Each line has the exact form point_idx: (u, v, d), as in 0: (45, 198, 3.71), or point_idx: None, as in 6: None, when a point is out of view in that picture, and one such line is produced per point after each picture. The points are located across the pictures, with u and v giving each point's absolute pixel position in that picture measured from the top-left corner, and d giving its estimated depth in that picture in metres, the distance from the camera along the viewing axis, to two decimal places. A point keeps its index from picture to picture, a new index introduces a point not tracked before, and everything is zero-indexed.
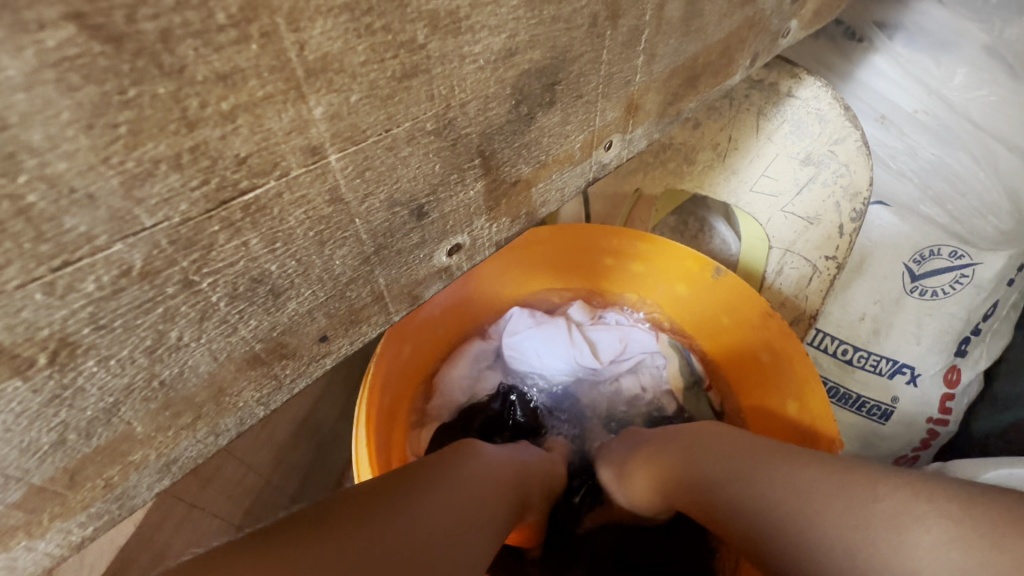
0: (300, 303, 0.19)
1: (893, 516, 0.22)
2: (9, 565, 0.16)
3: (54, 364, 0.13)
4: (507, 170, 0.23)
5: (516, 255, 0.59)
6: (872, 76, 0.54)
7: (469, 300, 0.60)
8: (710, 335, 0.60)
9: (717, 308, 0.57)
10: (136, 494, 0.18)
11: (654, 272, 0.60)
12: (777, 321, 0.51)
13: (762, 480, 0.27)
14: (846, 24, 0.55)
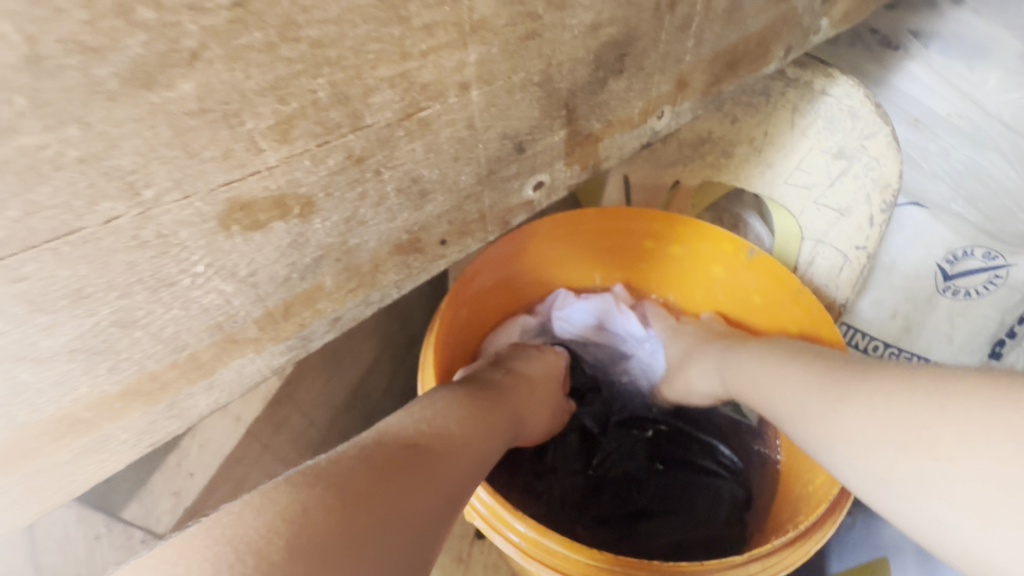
0: (435, 207, 0.25)
1: (900, 414, 0.23)
2: (239, 372, 0.23)
3: (300, 215, 0.20)
4: (583, 124, 0.30)
5: (563, 234, 0.65)
6: (908, 82, 0.59)
7: (520, 273, 0.67)
8: (744, 312, 0.65)
9: (751, 287, 0.63)
10: (313, 338, 0.25)
11: (692, 253, 0.65)
12: (807, 297, 0.57)
13: (791, 393, 0.30)
14: (882, 33, 0.59)
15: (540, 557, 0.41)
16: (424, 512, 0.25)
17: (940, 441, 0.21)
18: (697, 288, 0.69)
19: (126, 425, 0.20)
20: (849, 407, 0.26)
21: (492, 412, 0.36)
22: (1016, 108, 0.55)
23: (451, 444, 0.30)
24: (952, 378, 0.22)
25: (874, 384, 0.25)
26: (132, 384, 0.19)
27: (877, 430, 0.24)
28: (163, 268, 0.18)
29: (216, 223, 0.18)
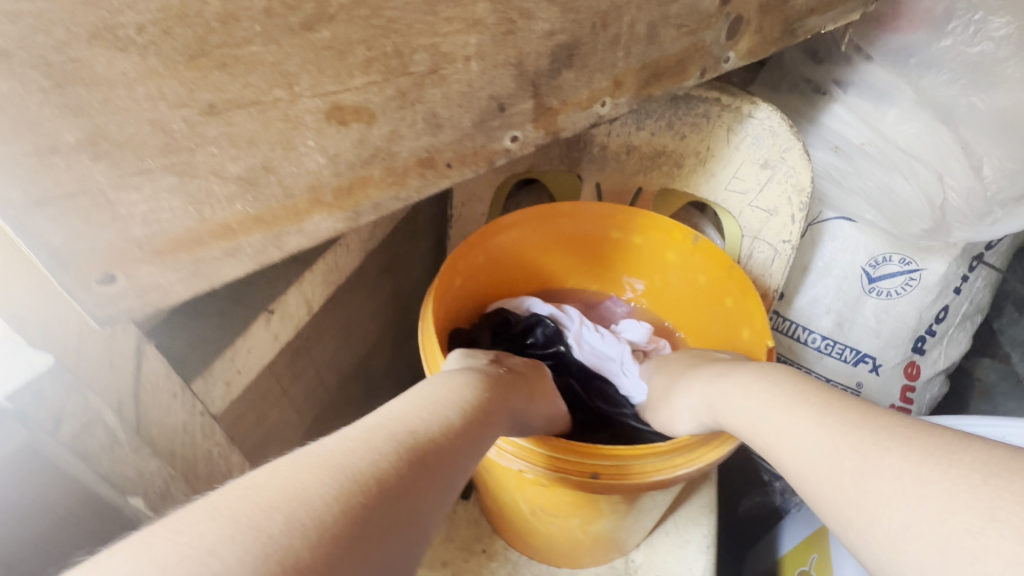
0: (445, 137, 0.39)
1: (899, 463, 0.32)
2: (317, 225, 0.36)
3: (366, 122, 0.34)
4: (546, 99, 0.44)
5: (542, 220, 0.79)
6: (834, 120, 0.88)
7: (506, 251, 0.81)
8: (692, 289, 0.79)
9: (695, 266, 0.77)
10: (362, 215, 0.38)
11: (648, 238, 0.79)
12: (735, 270, 0.70)
13: (802, 437, 0.40)
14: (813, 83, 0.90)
15: (513, 450, 0.55)
16: (421, 497, 0.33)
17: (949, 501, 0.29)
18: (655, 272, 0.83)
19: (252, 241, 0.33)
20: (874, 467, 0.33)
21: (474, 423, 0.44)
22: (906, 136, 0.82)
23: (438, 457, 0.37)
24: (965, 458, 0.30)
25: (893, 443, 0.34)
26: (262, 212, 0.33)
27: (899, 497, 0.31)
28: (292, 136, 0.31)
29: (324, 115, 0.32)
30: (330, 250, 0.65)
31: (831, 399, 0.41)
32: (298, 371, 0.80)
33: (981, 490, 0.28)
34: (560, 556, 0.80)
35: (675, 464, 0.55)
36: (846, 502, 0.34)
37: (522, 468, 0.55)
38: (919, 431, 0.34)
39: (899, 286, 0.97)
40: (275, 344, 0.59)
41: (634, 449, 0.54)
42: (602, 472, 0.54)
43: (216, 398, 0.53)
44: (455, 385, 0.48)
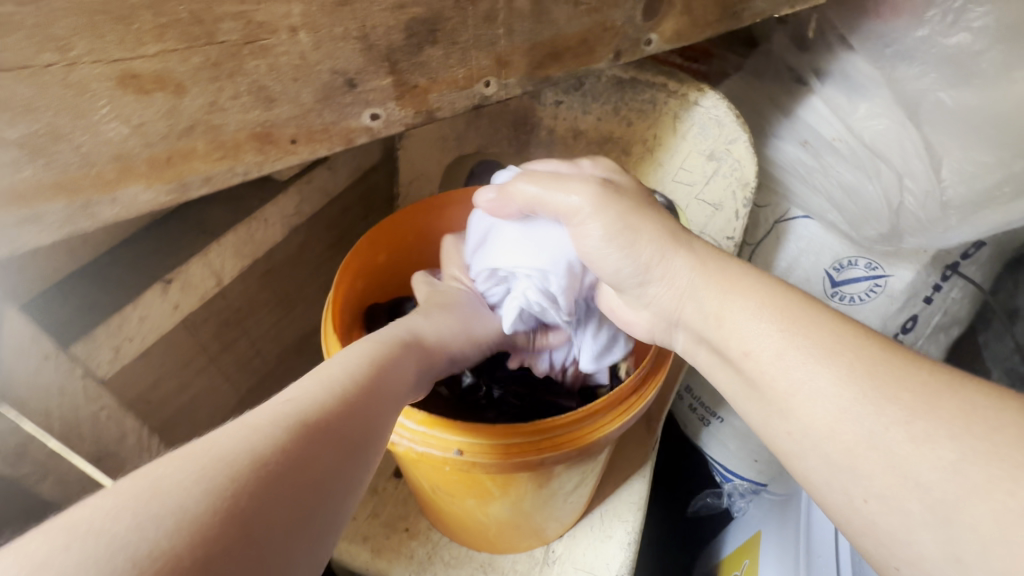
0: (281, 111, 0.38)
1: (919, 432, 0.31)
2: (134, 197, 0.35)
3: (173, 91, 0.33)
4: (408, 76, 0.43)
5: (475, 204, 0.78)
6: (807, 112, 0.83)
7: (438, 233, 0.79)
8: None
9: None
10: (191, 188, 0.37)
11: None
12: None
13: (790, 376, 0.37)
14: (795, 72, 0.85)
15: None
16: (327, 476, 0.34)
17: (951, 460, 0.29)
18: None
19: (53, 210, 0.33)
20: (880, 414, 0.32)
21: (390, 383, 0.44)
22: (872, 132, 0.77)
23: (351, 426, 0.37)
24: (979, 402, 0.30)
25: (907, 401, 0.32)
26: (59, 180, 0.32)
27: (926, 452, 0.30)
28: (80, 103, 0.31)
29: (115, 83, 0.31)
30: (243, 223, 0.65)
31: (787, 311, 0.39)
32: (230, 342, 0.81)
33: (980, 454, 0.29)
34: (476, 538, 0.78)
35: (545, 448, 0.51)
36: (843, 442, 0.33)
37: (395, 440, 0.53)
38: (901, 364, 0.34)
39: (863, 292, 0.93)
40: (175, 313, 0.59)
41: (501, 429, 0.50)
42: (467, 449, 0.50)
43: (102, 362, 0.54)
44: (368, 348, 0.46)
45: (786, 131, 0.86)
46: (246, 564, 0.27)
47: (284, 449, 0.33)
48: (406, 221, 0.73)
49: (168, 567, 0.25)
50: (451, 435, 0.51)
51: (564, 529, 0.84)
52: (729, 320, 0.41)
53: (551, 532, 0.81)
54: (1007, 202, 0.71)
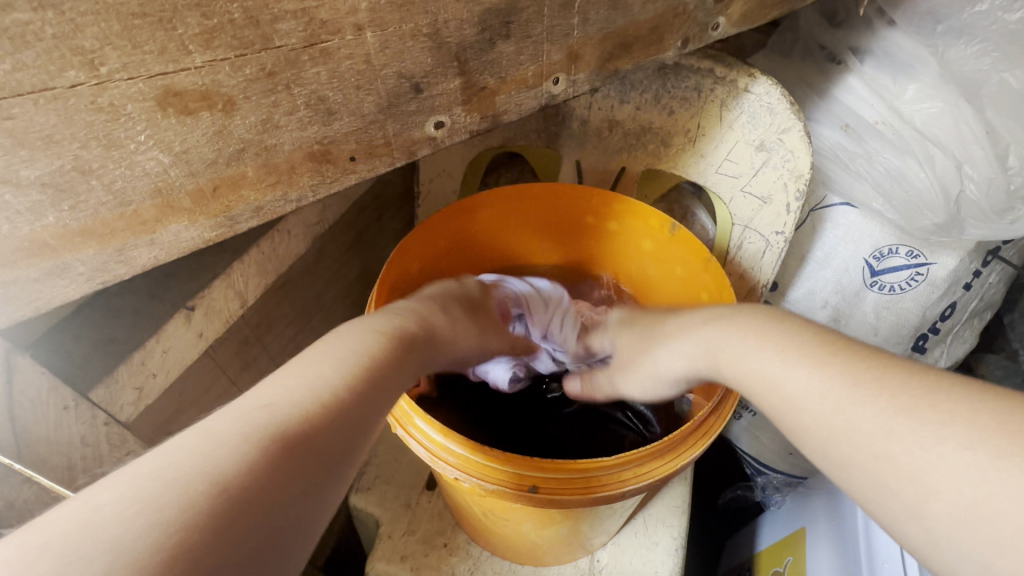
0: (341, 125, 0.32)
1: (907, 410, 0.28)
2: (176, 236, 0.30)
3: (222, 110, 0.27)
4: (477, 76, 0.37)
5: (510, 205, 0.72)
6: (848, 94, 0.78)
7: (470, 237, 0.74)
8: (669, 288, 0.73)
9: (672, 260, 0.71)
10: (240, 221, 0.32)
11: (625, 227, 0.72)
12: (714, 266, 0.64)
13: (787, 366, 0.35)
14: (827, 50, 0.80)
15: (446, 459, 0.48)
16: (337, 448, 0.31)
17: (962, 466, 0.25)
18: (633, 266, 0.77)
19: (84, 259, 0.27)
20: (912, 428, 0.27)
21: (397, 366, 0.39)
22: (925, 116, 0.73)
23: (342, 418, 0.33)
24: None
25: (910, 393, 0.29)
26: (89, 224, 0.26)
27: (940, 455, 0.26)
28: (113, 131, 0.25)
29: (155, 103, 0.25)
30: (265, 237, 0.59)
31: (812, 332, 0.36)
32: (249, 361, 0.76)
33: (995, 449, 0.24)
34: (524, 551, 0.76)
35: (629, 479, 0.46)
36: (857, 447, 0.29)
37: (458, 477, 0.48)
38: (940, 378, 0.28)
39: (903, 281, 0.88)
40: (199, 342, 0.54)
41: (583, 462, 0.46)
42: (542, 484, 0.46)
43: (125, 406, 0.48)
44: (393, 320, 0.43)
45: (824, 116, 0.80)
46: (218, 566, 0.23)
47: (307, 415, 0.31)
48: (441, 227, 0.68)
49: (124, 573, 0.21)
50: (526, 469, 0.46)
51: (608, 538, 0.81)
52: (722, 335, 0.41)
53: (596, 542, 0.78)
54: None
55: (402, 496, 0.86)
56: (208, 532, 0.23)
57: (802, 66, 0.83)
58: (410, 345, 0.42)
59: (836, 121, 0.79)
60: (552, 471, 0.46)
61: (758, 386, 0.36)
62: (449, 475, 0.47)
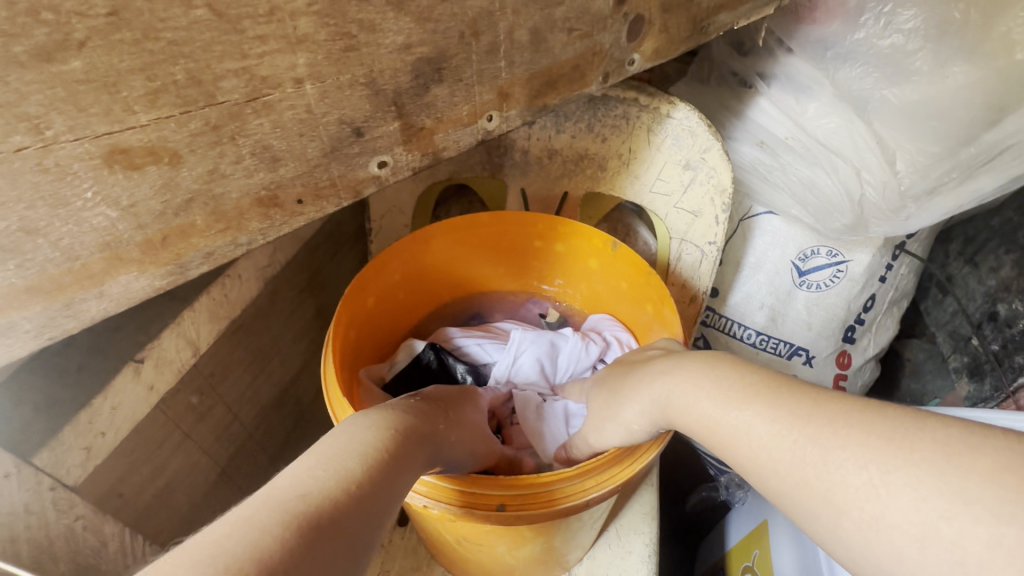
0: (286, 171, 0.34)
1: (841, 436, 0.30)
2: (125, 286, 0.30)
3: (167, 163, 0.28)
4: (414, 119, 0.40)
5: (461, 235, 0.74)
6: (758, 113, 0.87)
7: (426, 268, 0.76)
8: (621, 301, 0.77)
9: (619, 276, 0.74)
10: (190, 267, 0.33)
11: (572, 249, 0.76)
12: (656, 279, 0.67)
13: (716, 400, 0.39)
14: (740, 75, 0.89)
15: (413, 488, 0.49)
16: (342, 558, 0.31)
17: (893, 490, 0.26)
18: (584, 284, 0.81)
19: (30, 315, 0.27)
20: (824, 452, 0.30)
21: (405, 440, 0.44)
22: (825, 130, 0.82)
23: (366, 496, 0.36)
24: (887, 421, 0.29)
25: (844, 427, 0.30)
26: (36, 281, 0.27)
27: (815, 464, 0.30)
28: (60, 190, 0.26)
29: (100, 161, 0.26)
30: (215, 283, 0.59)
31: (738, 363, 0.41)
32: (204, 412, 0.73)
33: (931, 472, 0.26)
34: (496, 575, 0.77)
35: (590, 486, 0.49)
36: (786, 477, 0.31)
37: (424, 504, 0.49)
38: (837, 405, 0.31)
39: (827, 278, 0.96)
40: (150, 397, 0.52)
41: (541, 476, 0.48)
42: (509, 502, 0.48)
43: (72, 469, 0.46)
44: (363, 428, 0.42)
45: (743, 135, 0.89)
46: None
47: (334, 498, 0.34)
48: (391, 263, 0.69)
49: None
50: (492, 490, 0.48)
51: (583, 555, 0.82)
52: (660, 385, 0.45)
53: (572, 559, 0.79)
54: (917, 181, 0.78)
55: None
56: None
57: (717, 93, 0.92)
58: (399, 433, 0.44)
59: (753, 138, 0.88)
60: (524, 489, 0.48)
61: (702, 430, 0.39)
62: (418, 503, 0.49)
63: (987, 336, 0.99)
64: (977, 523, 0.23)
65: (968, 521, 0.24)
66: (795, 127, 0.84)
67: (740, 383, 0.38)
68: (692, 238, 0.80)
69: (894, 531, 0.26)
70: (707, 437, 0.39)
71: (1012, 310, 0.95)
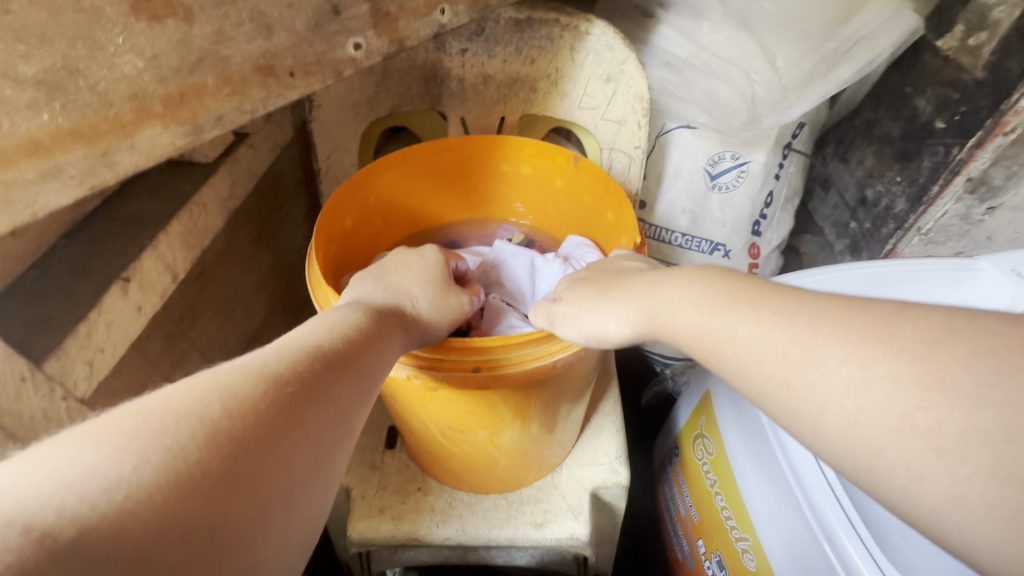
0: (280, 40, 0.41)
1: (822, 337, 0.35)
2: (153, 141, 0.39)
3: (181, 17, 0.36)
4: (381, 3, 0.45)
5: (423, 161, 0.78)
6: (660, 37, 0.98)
7: (394, 193, 0.80)
8: (580, 213, 0.83)
9: (580, 189, 0.79)
10: (204, 127, 0.41)
11: (533, 168, 0.81)
12: (612, 185, 0.72)
13: (701, 310, 0.44)
14: (641, 8, 1.00)
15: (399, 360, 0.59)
16: (296, 452, 0.38)
17: (864, 381, 0.33)
18: (547, 203, 0.86)
19: (75, 161, 0.36)
20: (807, 350, 0.36)
21: (369, 337, 0.50)
22: (718, 43, 0.94)
23: (322, 394, 0.42)
24: (873, 325, 0.34)
25: (831, 327, 0.35)
26: (78, 124, 0.35)
27: (797, 360, 0.36)
28: (96, 33, 0.34)
29: (129, 7, 0.34)
30: (184, 210, 0.59)
31: (731, 277, 0.46)
32: (180, 358, 0.74)
33: (904, 364, 0.32)
34: (483, 475, 0.82)
35: (558, 349, 0.59)
36: (770, 379, 0.37)
37: (409, 375, 0.59)
38: (827, 307, 0.37)
39: (734, 179, 1.09)
40: (140, 317, 0.54)
41: (516, 338, 0.57)
42: (484, 364, 0.58)
43: (80, 382, 0.48)
44: (355, 313, 0.52)
45: (651, 58, 1.00)
46: (221, 502, 0.32)
47: (291, 392, 0.40)
48: (368, 179, 0.73)
49: (142, 506, 0.29)
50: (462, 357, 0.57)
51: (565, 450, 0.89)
52: (651, 297, 0.50)
53: (554, 457, 0.86)
54: (794, 78, 0.93)
55: (366, 459, 0.89)
56: (194, 484, 0.32)
57: (626, 26, 1.02)
58: (365, 335, 0.50)
59: (660, 59, 0.99)
60: (502, 350, 0.57)
61: (686, 334, 0.45)
62: (403, 372, 0.59)
63: (861, 218, 1.19)
64: (938, 407, 0.30)
65: (922, 406, 0.30)
66: (693, 45, 0.95)
67: (732, 292, 0.43)
68: (620, 146, 0.90)
69: (861, 417, 0.32)
70: (691, 343, 0.45)
71: (876, 191, 1.13)
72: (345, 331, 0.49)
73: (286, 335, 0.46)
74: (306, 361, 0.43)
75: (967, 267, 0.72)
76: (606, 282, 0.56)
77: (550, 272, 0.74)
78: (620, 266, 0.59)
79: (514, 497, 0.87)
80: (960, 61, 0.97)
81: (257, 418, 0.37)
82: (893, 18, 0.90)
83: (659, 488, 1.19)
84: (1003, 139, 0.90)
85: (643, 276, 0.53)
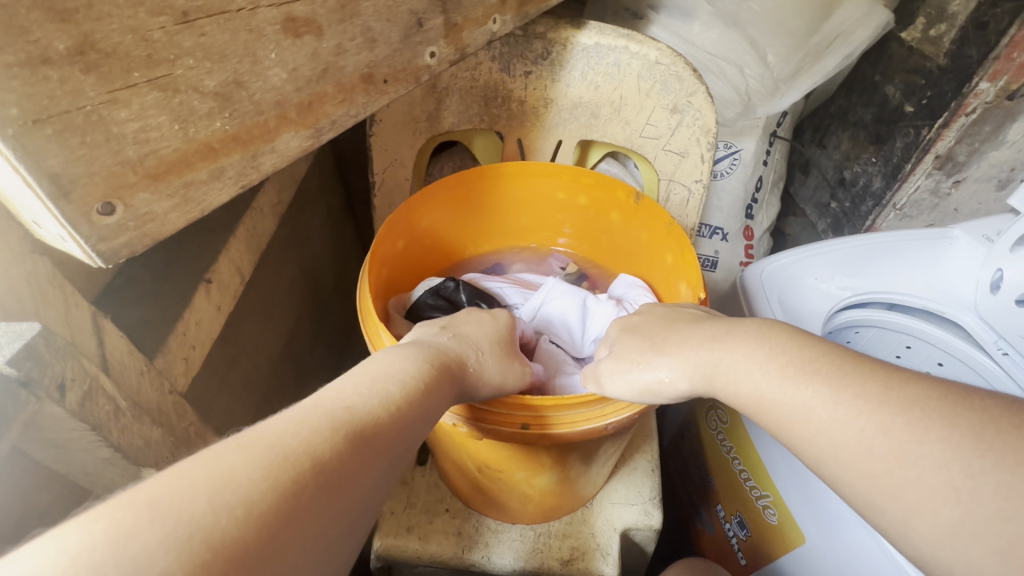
0: (379, 51, 0.48)
1: (915, 431, 0.34)
2: (287, 143, 0.44)
3: (318, 31, 0.43)
4: (451, 15, 0.53)
5: (477, 186, 0.83)
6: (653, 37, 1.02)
7: (450, 216, 0.85)
8: (637, 246, 0.86)
9: (637, 225, 0.83)
10: (321, 132, 0.46)
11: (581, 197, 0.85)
12: (674, 228, 0.75)
13: (771, 380, 0.42)
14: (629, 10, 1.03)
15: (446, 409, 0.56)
16: (333, 529, 0.34)
17: (959, 486, 0.31)
18: (599, 233, 0.90)
19: (233, 163, 0.41)
20: (895, 445, 0.34)
21: (427, 386, 0.46)
22: (708, 41, 1.00)
23: (372, 459, 0.38)
24: (975, 425, 0.32)
25: (927, 421, 0.34)
26: (239, 130, 0.40)
27: (880, 451, 0.35)
28: (258, 48, 0.39)
29: (282, 26, 0.40)
30: (246, 215, 0.63)
31: (796, 338, 0.44)
32: (232, 360, 0.76)
33: (1008, 478, 0.30)
34: (513, 506, 0.79)
35: (610, 412, 0.56)
36: (849, 470, 0.36)
37: (455, 422, 0.57)
38: (915, 393, 0.35)
39: (727, 167, 1.18)
40: (219, 314, 0.57)
41: (569, 398, 0.54)
42: (533, 422, 0.54)
43: (179, 376, 0.51)
44: (412, 353, 0.48)
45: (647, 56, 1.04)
46: None
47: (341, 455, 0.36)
48: (421, 206, 0.78)
49: None
50: (513, 412, 0.54)
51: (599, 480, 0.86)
52: (710, 353, 0.48)
53: (588, 494, 0.82)
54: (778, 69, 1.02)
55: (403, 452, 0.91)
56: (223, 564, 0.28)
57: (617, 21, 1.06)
58: (422, 384, 0.45)
59: None
60: (553, 410, 0.54)
61: (753, 405, 0.44)
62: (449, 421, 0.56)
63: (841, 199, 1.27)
64: None
65: None
66: (685, 43, 1.01)
67: (808, 361, 0.41)
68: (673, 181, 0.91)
69: (953, 530, 0.30)
70: (760, 413, 0.43)
71: (854, 172, 1.23)
72: (404, 378, 0.45)
73: (343, 377, 0.43)
74: (361, 415, 0.39)
75: (941, 236, 0.80)
76: (657, 338, 0.54)
77: (601, 317, 0.80)
78: (680, 313, 0.57)
79: (542, 529, 0.83)
80: (923, 49, 1.06)
81: (300, 492, 0.33)
82: (868, 13, 1.01)
83: (677, 466, 1.23)
84: (965, 119, 0.99)
85: (707, 330, 0.51)
